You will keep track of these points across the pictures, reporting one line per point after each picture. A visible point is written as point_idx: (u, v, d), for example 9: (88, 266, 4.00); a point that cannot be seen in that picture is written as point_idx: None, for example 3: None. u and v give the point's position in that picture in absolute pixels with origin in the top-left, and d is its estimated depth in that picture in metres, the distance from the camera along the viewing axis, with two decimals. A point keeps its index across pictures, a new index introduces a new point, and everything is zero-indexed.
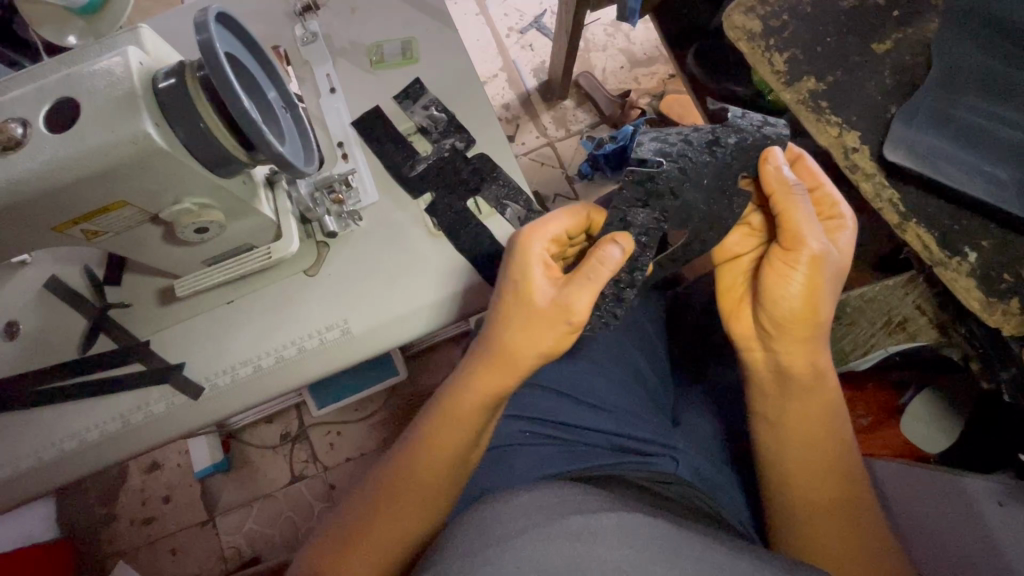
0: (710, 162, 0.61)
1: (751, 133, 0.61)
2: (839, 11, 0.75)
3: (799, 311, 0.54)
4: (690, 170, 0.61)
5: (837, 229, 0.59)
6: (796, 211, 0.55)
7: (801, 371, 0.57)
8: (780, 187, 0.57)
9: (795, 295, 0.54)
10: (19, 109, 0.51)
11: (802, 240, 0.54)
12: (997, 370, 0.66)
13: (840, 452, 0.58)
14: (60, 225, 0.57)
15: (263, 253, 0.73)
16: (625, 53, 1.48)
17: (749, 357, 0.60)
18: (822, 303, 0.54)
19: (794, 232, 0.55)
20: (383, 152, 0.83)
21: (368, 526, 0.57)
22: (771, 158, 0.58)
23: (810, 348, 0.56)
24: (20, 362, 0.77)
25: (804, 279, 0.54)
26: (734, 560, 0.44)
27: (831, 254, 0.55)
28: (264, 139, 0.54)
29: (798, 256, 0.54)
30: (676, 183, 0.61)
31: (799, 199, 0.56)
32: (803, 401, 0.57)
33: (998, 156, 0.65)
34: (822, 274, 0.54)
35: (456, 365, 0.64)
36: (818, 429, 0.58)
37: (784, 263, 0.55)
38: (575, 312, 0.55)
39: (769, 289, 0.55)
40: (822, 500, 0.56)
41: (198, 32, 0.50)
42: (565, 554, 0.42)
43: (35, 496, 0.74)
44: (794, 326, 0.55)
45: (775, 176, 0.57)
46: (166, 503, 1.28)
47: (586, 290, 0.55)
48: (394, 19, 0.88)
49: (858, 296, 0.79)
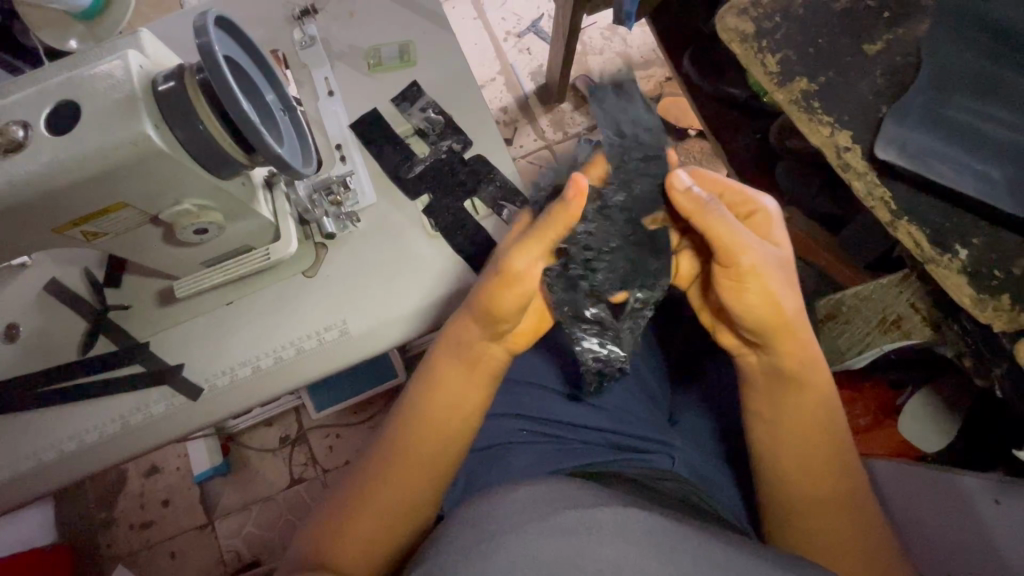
0: (606, 213, 0.63)
1: (631, 180, 0.63)
2: (831, 12, 0.76)
3: (761, 317, 0.54)
4: (597, 230, 0.63)
5: (765, 224, 0.58)
6: (718, 225, 0.54)
7: (790, 368, 0.57)
8: (693, 209, 0.55)
9: (757, 304, 0.54)
10: (21, 111, 0.52)
11: (737, 253, 0.53)
12: (991, 365, 0.66)
13: (836, 447, 0.58)
14: (60, 226, 0.57)
15: (262, 254, 0.73)
16: (621, 56, 1.49)
17: (743, 363, 0.61)
18: (784, 303, 0.54)
19: (726, 250, 0.54)
20: (380, 154, 0.83)
21: (359, 520, 0.57)
22: (675, 183, 0.57)
23: (798, 343, 0.56)
24: (21, 364, 0.77)
25: (758, 288, 0.53)
26: (729, 555, 0.45)
27: (770, 255, 0.54)
28: (262, 138, 0.54)
29: (740, 269, 0.54)
30: (591, 248, 0.63)
31: (711, 212, 0.54)
32: (795, 396, 0.58)
33: (989, 154, 0.65)
34: (771, 277, 0.54)
35: (414, 370, 0.65)
36: (810, 426, 0.58)
37: (729, 276, 0.54)
38: (507, 266, 0.56)
39: (729, 304, 0.55)
40: (819, 495, 0.57)
41: (198, 35, 0.51)
42: (560, 549, 0.42)
43: (35, 498, 0.74)
44: (768, 329, 0.55)
45: (686, 198, 0.56)
46: (165, 507, 1.28)
47: (533, 250, 0.56)
48: (391, 23, 0.89)
49: (853, 295, 0.82)
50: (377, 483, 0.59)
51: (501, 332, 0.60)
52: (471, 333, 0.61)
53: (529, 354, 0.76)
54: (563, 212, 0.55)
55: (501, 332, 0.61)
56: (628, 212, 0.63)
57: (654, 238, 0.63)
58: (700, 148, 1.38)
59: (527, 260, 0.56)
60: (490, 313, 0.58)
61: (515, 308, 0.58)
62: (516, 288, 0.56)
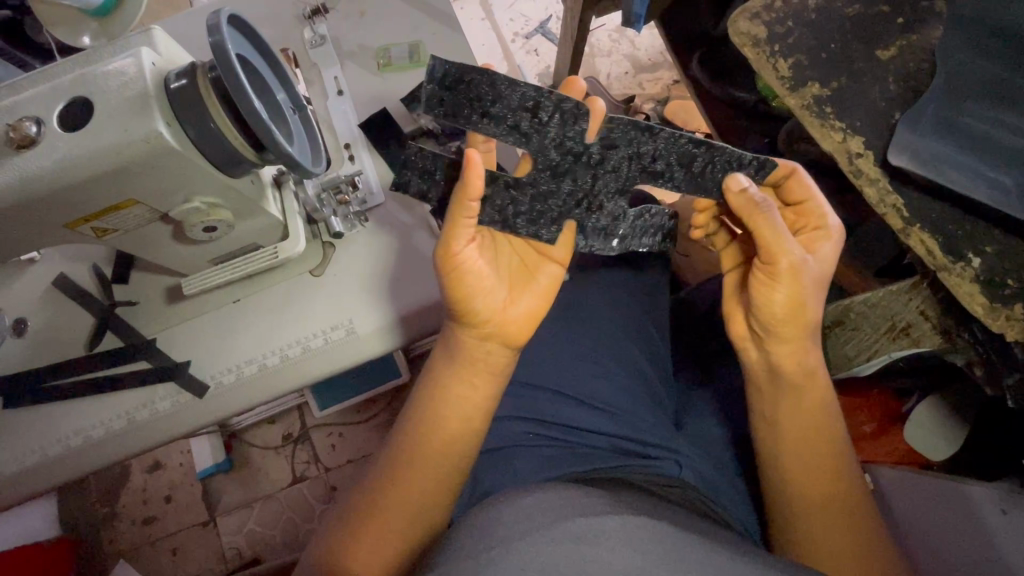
0: (559, 168, 0.60)
1: (539, 130, 0.57)
2: (843, 18, 0.76)
3: (783, 315, 0.55)
4: (564, 188, 0.61)
5: (819, 239, 0.58)
6: (766, 225, 0.53)
7: (790, 371, 0.57)
8: (747, 211, 0.54)
9: (779, 304, 0.55)
10: (34, 107, 0.52)
11: (779, 253, 0.54)
12: (1002, 376, 0.65)
13: (835, 458, 0.58)
14: (71, 222, 0.58)
15: (269, 253, 0.73)
16: (630, 59, 1.49)
17: (742, 356, 0.61)
18: (808, 306, 0.55)
19: (769, 248, 0.54)
20: (389, 154, 0.84)
21: (367, 522, 0.57)
22: (731, 184, 0.54)
23: (801, 348, 0.57)
24: (28, 358, 0.78)
25: (788, 290, 0.55)
26: (738, 564, 0.45)
27: (810, 263, 0.55)
28: (274, 138, 0.54)
29: (778, 268, 0.54)
30: (582, 198, 0.62)
31: (765, 214, 0.54)
32: (796, 398, 0.58)
33: (1002, 163, 0.65)
34: (803, 283, 0.55)
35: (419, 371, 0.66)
36: (811, 436, 0.58)
37: (767, 272, 0.55)
38: (444, 255, 0.57)
39: (754, 293, 0.57)
40: (820, 497, 0.56)
41: (211, 33, 0.51)
42: (572, 556, 0.42)
43: (39, 493, 0.74)
44: (783, 328, 0.56)
45: (739, 198, 0.54)
46: (167, 503, 1.28)
47: (459, 236, 0.56)
48: (401, 24, 0.90)
49: (862, 302, 0.78)
50: (385, 485, 0.59)
51: (485, 324, 0.60)
52: (457, 334, 0.61)
53: (537, 356, 0.75)
54: (458, 192, 0.53)
55: (486, 324, 0.60)
56: (566, 151, 0.58)
57: (605, 143, 0.58)
58: None
59: (461, 245, 0.57)
60: (458, 309, 0.59)
61: (480, 296, 0.58)
62: (465, 274, 0.57)
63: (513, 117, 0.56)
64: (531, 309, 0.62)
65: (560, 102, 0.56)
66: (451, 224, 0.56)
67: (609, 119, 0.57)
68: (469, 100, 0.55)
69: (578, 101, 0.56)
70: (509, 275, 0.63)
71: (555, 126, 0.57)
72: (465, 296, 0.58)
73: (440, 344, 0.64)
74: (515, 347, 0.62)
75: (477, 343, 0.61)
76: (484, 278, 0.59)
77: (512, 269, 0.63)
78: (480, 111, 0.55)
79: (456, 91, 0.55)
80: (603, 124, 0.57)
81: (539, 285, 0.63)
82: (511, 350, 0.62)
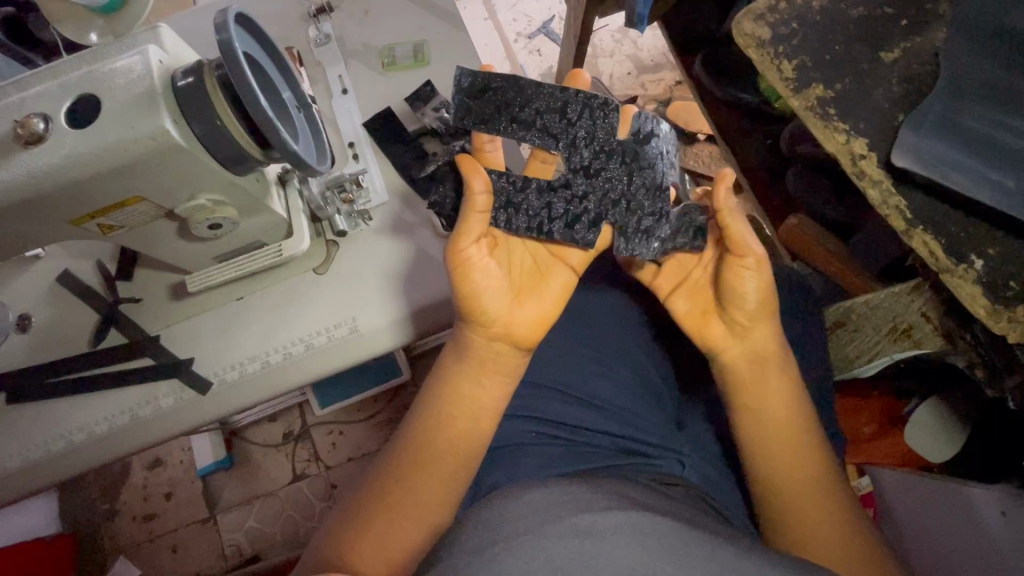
0: (592, 168, 0.60)
1: (571, 129, 0.59)
2: (849, 19, 0.76)
3: (755, 303, 0.58)
4: (597, 189, 0.61)
5: None
6: (735, 222, 0.57)
7: (765, 355, 0.59)
8: (722, 210, 0.58)
9: (750, 293, 0.57)
10: (42, 104, 0.52)
11: (747, 245, 0.57)
12: (1002, 378, 0.66)
13: (814, 440, 0.59)
14: (78, 218, 0.58)
15: (274, 250, 0.73)
16: (632, 60, 1.50)
17: (722, 356, 0.60)
18: (771, 295, 0.59)
19: (738, 239, 0.57)
20: (393, 152, 0.84)
21: (370, 519, 0.57)
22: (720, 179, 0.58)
23: (768, 332, 0.59)
24: (31, 354, 0.78)
25: (757, 279, 0.57)
26: (743, 560, 0.45)
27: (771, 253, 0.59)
28: (280, 135, 0.54)
29: (745, 259, 0.57)
30: (618, 198, 0.61)
31: (736, 214, 0.58)
32: (770, 382, 0.59)
33: (1004, 164, 0.65)
34: (768, 274, 0.58)
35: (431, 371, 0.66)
36: (789, 425, 0.59)
37: (733, 263, 0.58)
38: (456, 257, 0.58)
39: (725, 283, 0.58)
40: (802, 486, 0.57)
41: (219, 32, 0.51)
42: (579, 551, 0.42)
43: (41, 489, 0.74)
44: (752, 315, 0.58)
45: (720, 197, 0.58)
46: (168, 500, 1.29)
47: (471, 231, 0.57)
48: (407, 23, 0.90)
49: (863, 303, 0.82)
50: (389, 484, 0.59)
51: (494, 325, 0.60)
52: (466, 333, 0.61)
53: (538, 356, 0.75)
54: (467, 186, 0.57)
55: (495, 325, 0.60)
56: (597, 150, 0.59)
57: (638, 138, 0.59)
58: (709, 151, 1.31)
59: (469, 245, 0.58)
60: (467, 308, 0.59)
61: (489, 295, 0.59)
62: (475, 273, 0.58)
63: (544, 119, 0.58)
64: (541, 313, 0.61)
65: (587, 99, 0.58)
66: (465, 220, 0.58)
67: (636, 115, 0.59)
68: (499, 107, 0.58)
69: (605, 98, 0.58)
70: (519, 277, 0.62)
71: (586, 127, 0.59)
72: (474, 293, 0.58)
73: (449, 346, 0.64)
74: (525, 349, 0.62)
75: (485, 344, 0.61)
76: (492, 277, 0.59)
77: (524, 271, 0.63)
78: (510, 117, 0.58)
79: (488, 99, 0.58)
80: (628, 121, 0.59)
81: (552, 290, 0.63)
82: (521, 353, 0.62)
